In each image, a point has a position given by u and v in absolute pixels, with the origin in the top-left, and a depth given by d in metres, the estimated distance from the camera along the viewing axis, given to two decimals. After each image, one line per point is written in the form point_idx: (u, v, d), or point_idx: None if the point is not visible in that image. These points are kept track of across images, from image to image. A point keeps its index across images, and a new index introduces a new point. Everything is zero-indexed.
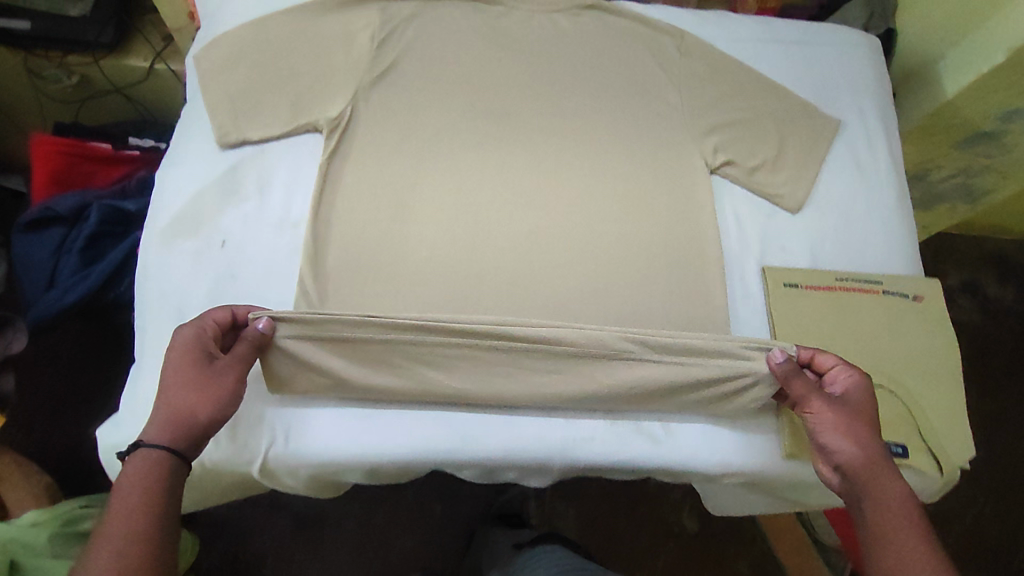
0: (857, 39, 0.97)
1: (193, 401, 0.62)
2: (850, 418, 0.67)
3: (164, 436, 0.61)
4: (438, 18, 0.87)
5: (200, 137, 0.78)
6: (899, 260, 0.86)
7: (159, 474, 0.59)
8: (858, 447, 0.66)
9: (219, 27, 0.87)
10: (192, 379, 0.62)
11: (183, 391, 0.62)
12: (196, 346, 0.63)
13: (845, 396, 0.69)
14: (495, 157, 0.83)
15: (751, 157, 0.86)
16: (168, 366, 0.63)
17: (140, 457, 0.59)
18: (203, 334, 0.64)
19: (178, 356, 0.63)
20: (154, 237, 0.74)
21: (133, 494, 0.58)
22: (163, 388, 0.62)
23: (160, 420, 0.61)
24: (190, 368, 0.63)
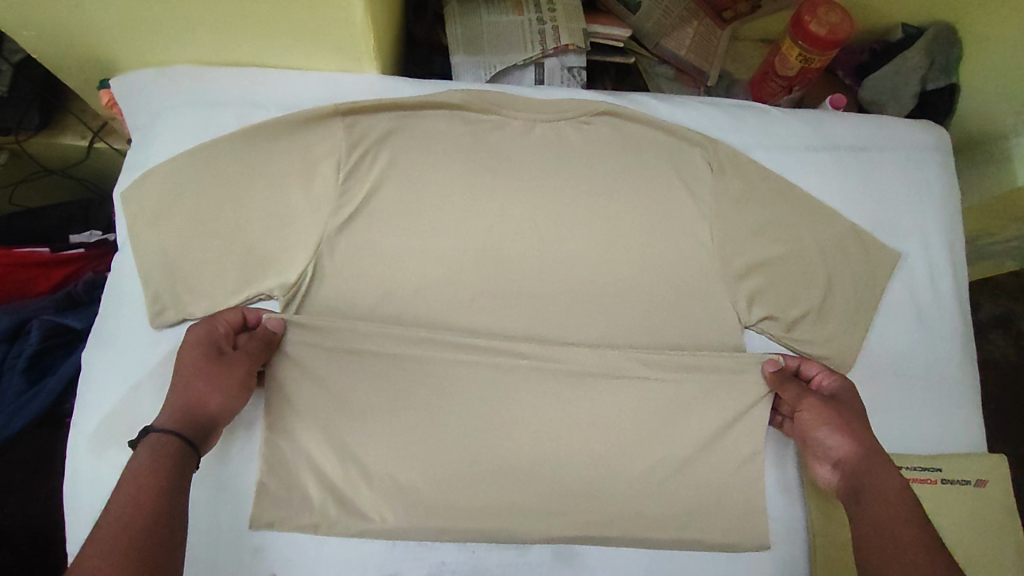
0: (923, 139, 0.82)
1: (205, 391, 0.59)
2: (841, 411, 0.64)
3: (175, 421, 0.57)
4: (418, 136, 0.72)
5: (134, 313, 0.66)
6: (961, 432, 0.74)
7: (167, 456, 0.54)
8: (850, 440, 0.63)
9: (147, 146, 0.70)
10: (206, 370, 0.60)
11: (196, 381, 0.59)
12: (207, 342, 0.61)
13: (838, 392, 0.67)
14: (485, 313, 0.71)
15: (793, 306, 0.73)
16: (180, 359, 0.61)
17: (149, 442, 0.54)
18: (214, 328, 0.62)
19: (188, 353, 0.60)
20: (84, 445, 0.62)
21: (136, 474, 0.52)
22: (176, 381, 0.59)
23: (171, 409, 0.58)
24: (201, 360, 0.60)
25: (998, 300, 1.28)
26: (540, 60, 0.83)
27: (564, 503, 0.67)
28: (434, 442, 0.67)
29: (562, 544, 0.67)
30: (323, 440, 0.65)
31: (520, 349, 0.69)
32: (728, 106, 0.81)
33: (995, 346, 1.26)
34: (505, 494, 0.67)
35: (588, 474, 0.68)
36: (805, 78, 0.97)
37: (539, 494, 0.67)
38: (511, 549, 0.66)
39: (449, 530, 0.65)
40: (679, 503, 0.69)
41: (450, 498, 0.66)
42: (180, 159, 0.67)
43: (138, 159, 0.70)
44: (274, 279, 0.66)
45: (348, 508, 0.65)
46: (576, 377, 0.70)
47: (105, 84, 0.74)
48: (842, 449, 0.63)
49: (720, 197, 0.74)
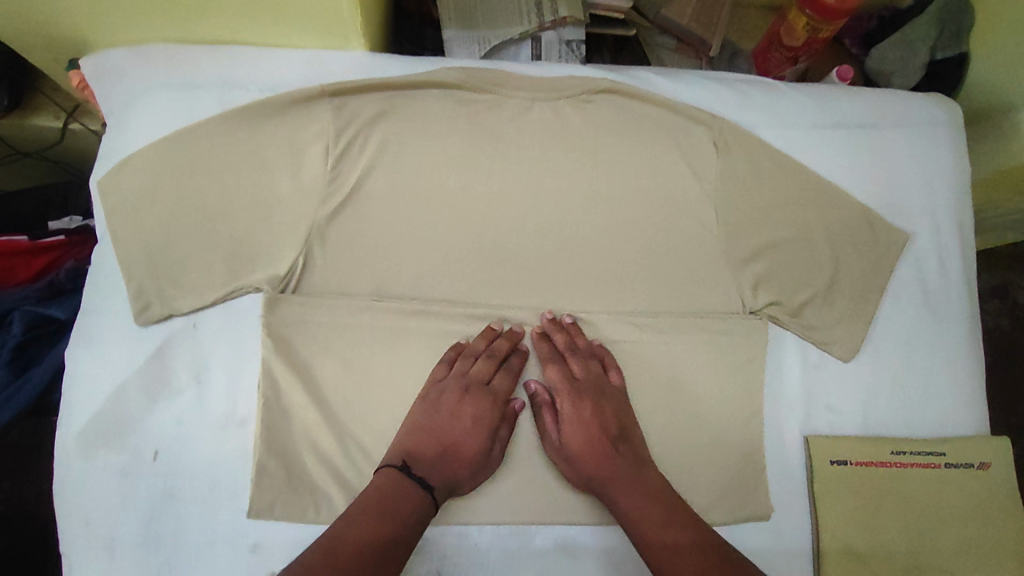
0: (935, 113, 0.79)
1: (467, 476, 0.61)
2: (570, 449, 0.63)
3: (438, 485, 0.59)
4: (411, 117, 0.68)
5: (115, 310, 0.63)
6: (966, 416, 0.73)
7: (412, 511, 0.55)
8: (595, 461, 0.62)
9: (124, 132, 0.66)
10: (478, 455, 0.61)
11: (466, 460, 0.61)
12: (495, 420, 0.63)
13: (584, 395, 0.64)
14: (482, 300, 0.68)
15: (800, 290, 0.71)
16: (448, 422, 0.61)
17: (407, 489, 0.56)
18: (498, 400, 0.64)
19: (461, 424, 0.61)
20: (69, 449, 0.60)
21: (383, 513, 0.54)
22: (472, 450, 0.61)
23: (437, 466, 0.59)
24: (470, 435, 0.61)
25: (994, 270, 1.26)
26: (537, 33, 0.79)
27: (567, 497, 0.65)
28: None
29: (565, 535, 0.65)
30: (314, 437, 0.62)
31: (527, 312, 0.68)
32: (733, 81, 0.77)
33: (989, 315, 1.25)
34: (506, 488, 0.65)
35: None
36: (811, 49, 0.93)
37: (540, 488, 0.65)
38: (512, 540, 0.64)
39: (444, 525, 0.63)
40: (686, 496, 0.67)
41: (448, 494, 0.64)
42: (159, 145, 0.64)
43: (113, 145, 0.67)
44: (263, 272, 0.63)
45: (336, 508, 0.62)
46: None
47: (73, 64, 0.70)
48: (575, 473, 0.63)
49: (725, 179, 0.71)
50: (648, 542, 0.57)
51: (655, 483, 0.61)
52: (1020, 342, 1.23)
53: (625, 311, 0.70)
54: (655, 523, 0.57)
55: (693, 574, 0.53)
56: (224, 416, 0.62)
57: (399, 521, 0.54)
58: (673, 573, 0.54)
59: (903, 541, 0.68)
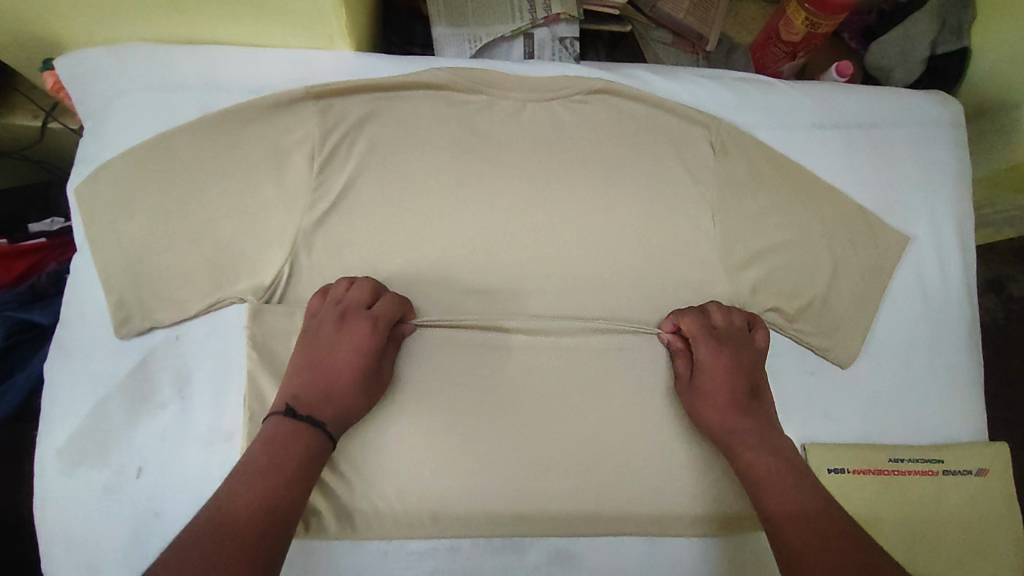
0: (936, 112, 0.77)
1: (358, 399, 0.59)
2: (703, 393, 0.63)
3: (328, 417, 0.56)
4: (400, 119, 0.66)
5: (95, 322, 0.61)
6: (965, 421, 0.72)
7: (301, 447, 0.54)
8: (723, 407, 0.62)
9: (102, 137, 0.64)
10: (361, 377, 0.59)
11: (352, 387, 0.58)
12: (370, 347, 0.59)
13: (725, 344, 0.64)
14: (475, 307, 0.66)
15: (798, 295, 0.70)
16: (329, 353, 0.59)
17: (296, 431, 0.54)
18: (379, 324, 0.60)
19: (342, 351, 0.59)
20: (51, 465, 0.58)
21: (272, 464, 0.52)
22: (339, 378, 0.58)
23: (328, 397, 0.57)
24: (355, 359, 0.59)
25: (990, 264, 1.25)
26: (529, 30, 0.77)
27: (564, 511, 0.63)
28: (411, 450, 0.62)
29: (560, 547, 0.63)
30: None
31: (520, 318, 0.66)
32: (730, 80, 0.75)
33: (984, 308, 1.24)
34: (500, 502, 0.62)
35: (589, 479, 0.64)
36: (810, 45, 0.91)
37: (536, 502, 0.63)
38: (507, 555, 0.62)
39: (436, 539, 0.62)
40: (686, 509, 0.64)
41: (439, 509, 0.62)
42: (139, 151, 0.62)
43: (91, 150, 0.64)
44: (247, 281, 0.61)
45: (326, 524, 0.60)
46: (576, 377, 0.66)
47: (47, 65, 0.67)
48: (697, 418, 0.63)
49: (722, 182, 0.69)
50: (772, 502, 0.56)
51: (782, 440, 0.61)
52: (1014, 335, 1.23)
53: (621, 318, 0.68)
54: (781, 483, 0.57)
55: (810, 532, 0.52)
56: (209, 430, 0.60)
57: (254, 449, 0.53)
58: (794, 530, 0.53)
59: (901, 550, 0.67)
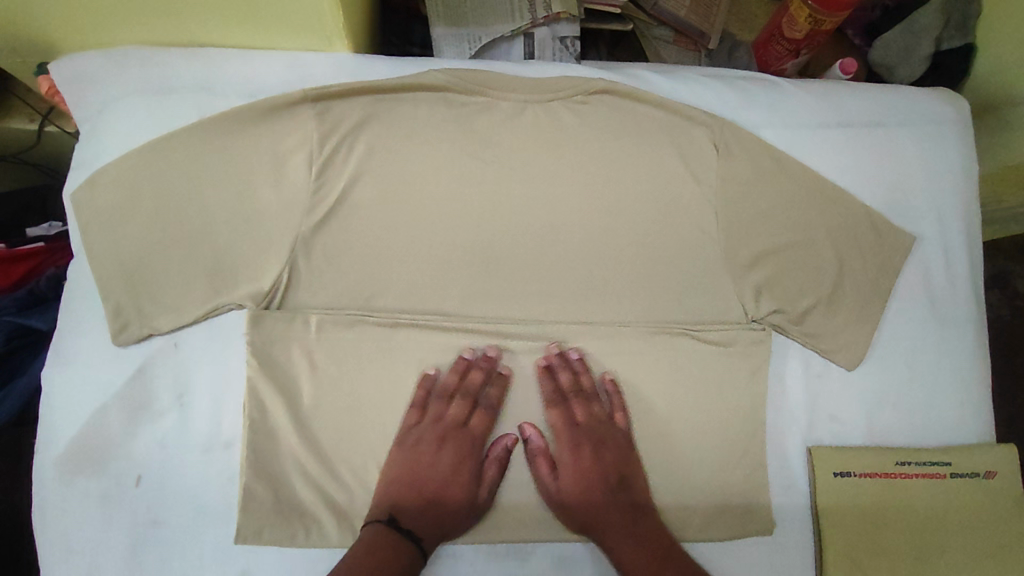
0: (941, 110, 0.76)
1: (456, 517, 0.60)
2: (569, 475, 0.63)
3: (425, 533, 0.59)
4: (399, 122, 0.65)
5: (92, 329, 0.60)
6: (972, 423, 0.71)
7: (399, 562, 0.55)
8: (583, 499, 0.62)
9: (98, 142, 0.63)
10: (463, 497, 0.61)
11: (449, 503, 0.60)
12: (467, 463, 0.62)
13: (578, 435, 0.64)
14: (476, 312, 0.65)
15: (804, 297, 0.68)
16: (428, 467, 0.61)
17: (393, 544, 0.56)
18: (475, 441, 0.63)
19: (440, 469, 0.61)
20: (48, 474, 0.58)
21: (366, 570, 0.53)
22: (434, 490, 0.60)
23: (426, 513, 0.59)
24: (453, 478, 0.61)
25: (995, 260, 1.24)
26: (530, 30, 0.76)
27: (564, 516, 0.63)
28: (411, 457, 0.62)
29: (563, 553, 0.63)
30: (301, 456, 0.60)
31: (522, 323, 0.65)
32: (734, 79, 0.74)
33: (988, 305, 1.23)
34: (501, 507, 0.62)
35: None
36: (814, 41, 0.90)
37: (537, 506, 0.63)
38: (509, 561, 0.62)
39: (440, 545, 0.61)
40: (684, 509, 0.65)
41: None
42: (135, 156, 0.61)
43: (87, 155, 0.64)
44: (246, 287, 0.60)
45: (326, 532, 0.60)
46: (578, 383, 0.66)
47: (42, 69, 0.67)
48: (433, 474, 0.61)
49: (725, 183, 0.68)
50: None
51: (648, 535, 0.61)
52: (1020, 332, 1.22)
53: (624, 322, 0.67)
54: None
55: None
56: (208, 439, 0.59)
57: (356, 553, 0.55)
58: None
59: (907, 555, 0.66)
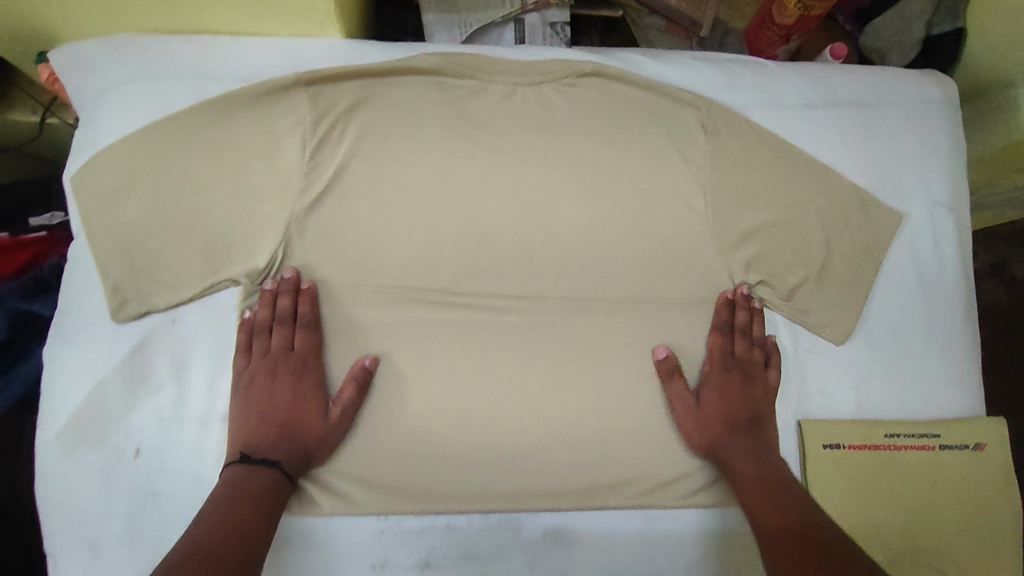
0: (929, 89, 0.77)
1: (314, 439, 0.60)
2: (711, 406, 0.65)
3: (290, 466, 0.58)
4: (390, 104, 0.66)
5: (91, 307, 0.61)
6: (961, 396, 0.71)
7: (264, 488, 0.55)
8: (720, 431, 0.64)
9: (96, 126, 0.65)
10: (320, 420, 0.60)
11: (307, 431, 0.60)
12: (314, 387, 0.61)
13: (732, 371, 0.66)
14: (468, 290, 0.66)
15: (790, 273, 0.70)
16: (276, 400, 0.60)
17: (263, 477, 0.56)
18: (308, 364, 0.62)
19: (283, 397, 0.60)
20: (50, 448, 0.59)
21: (231, 500, 0.53)
22: (288, 420, 0.60)
23: (278, 440, 0.59)
24: (299, 404, 0.60)
25: (991, 248, 1.25)
26: (520, 16, 0.77)
27: (554, 488, 0.65)
28: (404, 429, 0.63)
29: (555, 522, 0.64)
30: None
31: (512, 301, 0.67)
32: (722, 61, 0.75)
33: (986, 292, 1.23)
34: (492, 482, 0.64)
35: (581, 457, 0.65)
36: (803, 27, 0.91)
37: (528, 479, 0.64)
38: (501, 532, 0.64)
39: (433, 515, 0.63)
40: (674, 481, 0.66)
41: (433, 489, 0.63)
42: (133, 139, 0.63)
43: (86, 139, 0.65)
44: (242, 264, 0.62)
45: (321, 502, 0.61)
46: (568, 359, 0.67)
47: (41, 58, 0.68)
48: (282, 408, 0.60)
49: (713, 162, 0.69)
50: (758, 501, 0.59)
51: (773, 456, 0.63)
52: (1016, 319, 1.22)
53: (614, 299, 0.68)
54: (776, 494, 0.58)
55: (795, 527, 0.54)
56: (205, 412, 0.61)
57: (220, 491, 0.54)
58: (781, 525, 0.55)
59: (896, 525, 0.67)
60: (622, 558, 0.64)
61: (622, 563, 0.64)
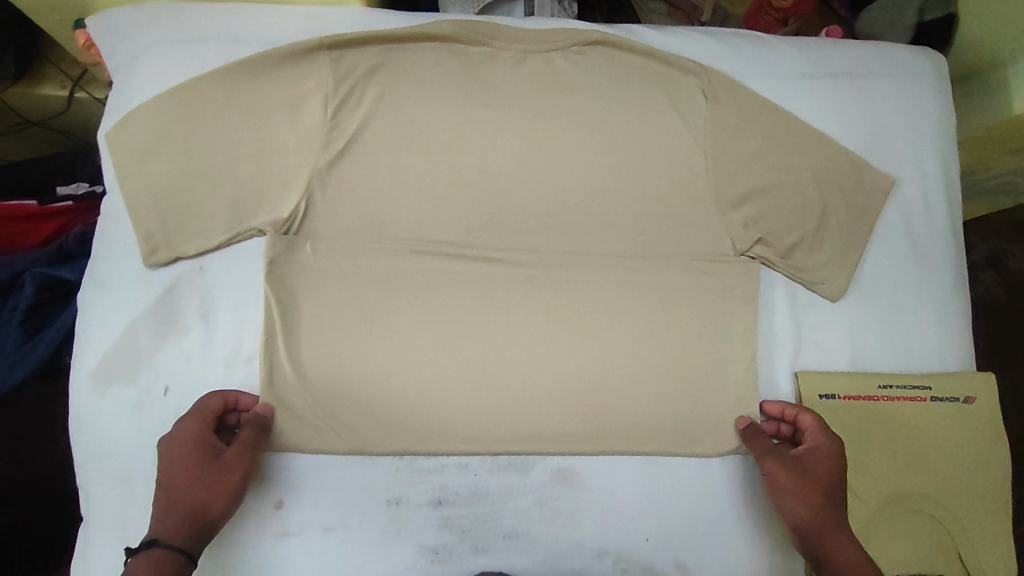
0: (920, 63, 0.80)
1: (205, 493, 0.57)
2: (812, 472, 0.63)
3: (184, 535, 0.55)
4: (408, 69, 0.70)
5: (124, 252, 0.65)
6: (951, 353, 0.75)
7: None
8: (824, 503, 0.62)
9: (130, 85, 0.69)
10: (215, 477, 0.57)
11: (202, 493, 0.56)
12: (204, 443, 0.58)
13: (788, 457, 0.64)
14: (479, 248, 0.70)
15: (788, 233, 0.73)
16: (173, 471, 0.57)
17: (149, 561, 0.53)
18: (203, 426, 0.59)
19: (180, 467, 0.57)
20: (83, 385, 0.63)
21: None
22: (180, 488, 0.56)
23: (172, 515, 0.55)
24: (198, 468, 0.57)
25: (990, 239, 1.27)
26: None
27: (560, 434, 0.67)
28: (419, 376, 0.67)
29: (561, 465, 0.67)
30: (318, 374, 0.65)
31: (521, 257, 0.70)
32: (722, 33, 0.79)
33: (984, 285, 1.26)
34: (502, 428, 0.67)
35: (585, 404, 0.68)
36: (800, 10, 0.95)
37: (535, 425, 0.67)
38: (511, 473, 0.67)
39: (446, 456, 0.66)
40: (675, 428, 0.69)
41: (445, 433, 0.66)
42: (165, 96, 0.66)
43: (121, 98, 0.69)
44: (267, 215, 0.65)
45: (340, 442, 0.64)
46: (574, 312, 0.70)
47: (78, 25, 0.72)
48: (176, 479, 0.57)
49: (713, 127, 0.73)
50: None
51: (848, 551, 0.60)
52: (1013, 306, 1.24)
53: (618, 256, 0.71)
54: None
55: None
56: (231, 353, 0.65)
57: None
58: None
59: (888, 472, 0.70)
60: (625, 500, 0.67)
61: (625, 507, 0.67)
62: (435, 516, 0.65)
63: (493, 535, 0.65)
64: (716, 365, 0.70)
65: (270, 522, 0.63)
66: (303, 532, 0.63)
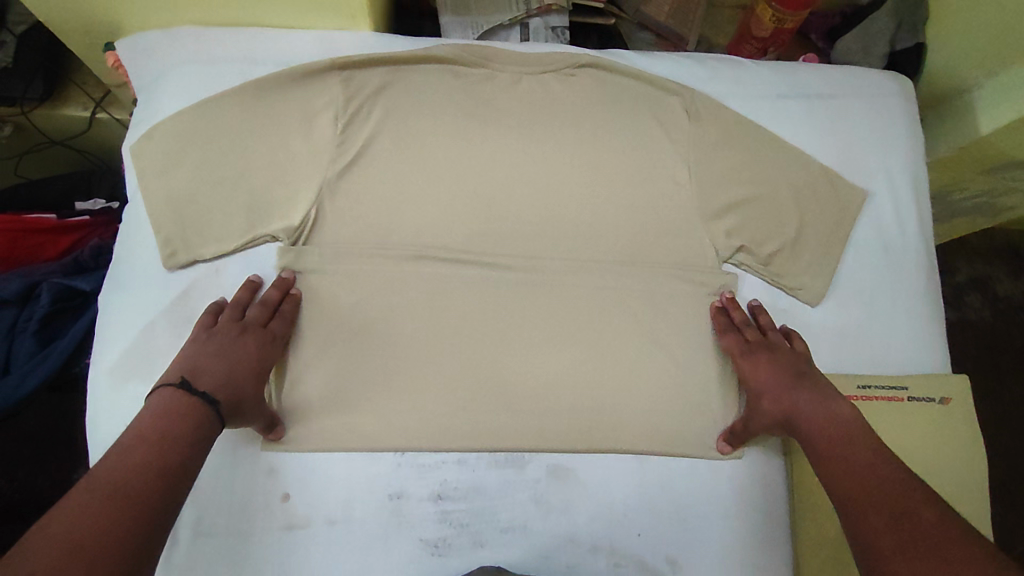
0: (889, 87, 0.87)
1: (246, 374, 0.62)
2: (795, 359, 0.69)
3: (222, 396, 0.59)
4: (413, 89, 0.75)
5: (145, 257, 0.70)
6: (926, 355, 0.78)
7: (194, 430, 0.55)
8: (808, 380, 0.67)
9: (154, 104, 0.74)
10: (254, 368, 0.63)
11: (245, 374, 0.62)
12: (245, 329, 0.64)
13: (758, 353, 0.70)
14: (478, 254, 0.74)
15: (768, 241, 0.77)
16: (221, 351, 0.62)
17: (195, 410, 0.56)
18: (248, 322, 0.65)
19: (228, 347, 0.63)
20: (103, 380, 0.67)
21: (166, 437, 0.54)
22: (231, 365, 0.62)
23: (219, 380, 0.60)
24: (242, 352, 0.63)
25: (975, 262, 1.32)
26: (525, 20, 0.89)
27: (554, 431, 0.70)
28: (420, 373, 0.70)
29: (557, 462, 0.70)
30: (326, 371, 0.69)
31: (517, 265, 0.74)
32: (705, 59, 0.85)
33: (971, 307, 1.29)
34: (499, 426, 0.70)
35: (579, 402, 0.72)
36: (778, 40, 1.01)
37: (532, 423, 0.70)
38: (508, 468, 0.69)
39: (446, 452, 0.69)
40: (665, 426, 0.72)
41: (445, 430, 0.69)
42: (186, 112, 0.71)
43: (145, 114, 0.74)
44: (279, 222, 0.70)
45: (344, 437, 0.67)
46: (568, 316, 0.74)
47: (109, 47, 0.78)
48: (222, 358, 0.62)
49: (697, 142, 0.78)
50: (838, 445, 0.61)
51: (841, 408, 0.64)
52: (999, 326, 1.28)
53: (609, 263, 0.76)
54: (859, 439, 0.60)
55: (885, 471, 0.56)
56: None
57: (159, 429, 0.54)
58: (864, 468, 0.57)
59: None
60: (618, 494, 0.69)
61: (618, 501, 0.69)
62: (434, 510, 0.67)
63: (490, 529, 0.67)
64: (703, 365, 0.74)
65: (276, 516, 0.65)
66: (307, 524, 0.65)
